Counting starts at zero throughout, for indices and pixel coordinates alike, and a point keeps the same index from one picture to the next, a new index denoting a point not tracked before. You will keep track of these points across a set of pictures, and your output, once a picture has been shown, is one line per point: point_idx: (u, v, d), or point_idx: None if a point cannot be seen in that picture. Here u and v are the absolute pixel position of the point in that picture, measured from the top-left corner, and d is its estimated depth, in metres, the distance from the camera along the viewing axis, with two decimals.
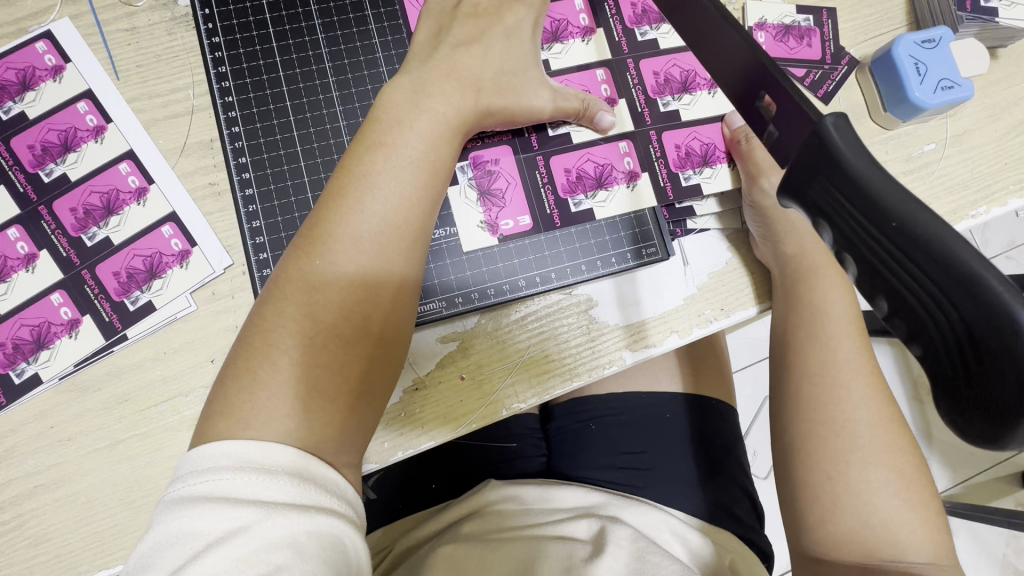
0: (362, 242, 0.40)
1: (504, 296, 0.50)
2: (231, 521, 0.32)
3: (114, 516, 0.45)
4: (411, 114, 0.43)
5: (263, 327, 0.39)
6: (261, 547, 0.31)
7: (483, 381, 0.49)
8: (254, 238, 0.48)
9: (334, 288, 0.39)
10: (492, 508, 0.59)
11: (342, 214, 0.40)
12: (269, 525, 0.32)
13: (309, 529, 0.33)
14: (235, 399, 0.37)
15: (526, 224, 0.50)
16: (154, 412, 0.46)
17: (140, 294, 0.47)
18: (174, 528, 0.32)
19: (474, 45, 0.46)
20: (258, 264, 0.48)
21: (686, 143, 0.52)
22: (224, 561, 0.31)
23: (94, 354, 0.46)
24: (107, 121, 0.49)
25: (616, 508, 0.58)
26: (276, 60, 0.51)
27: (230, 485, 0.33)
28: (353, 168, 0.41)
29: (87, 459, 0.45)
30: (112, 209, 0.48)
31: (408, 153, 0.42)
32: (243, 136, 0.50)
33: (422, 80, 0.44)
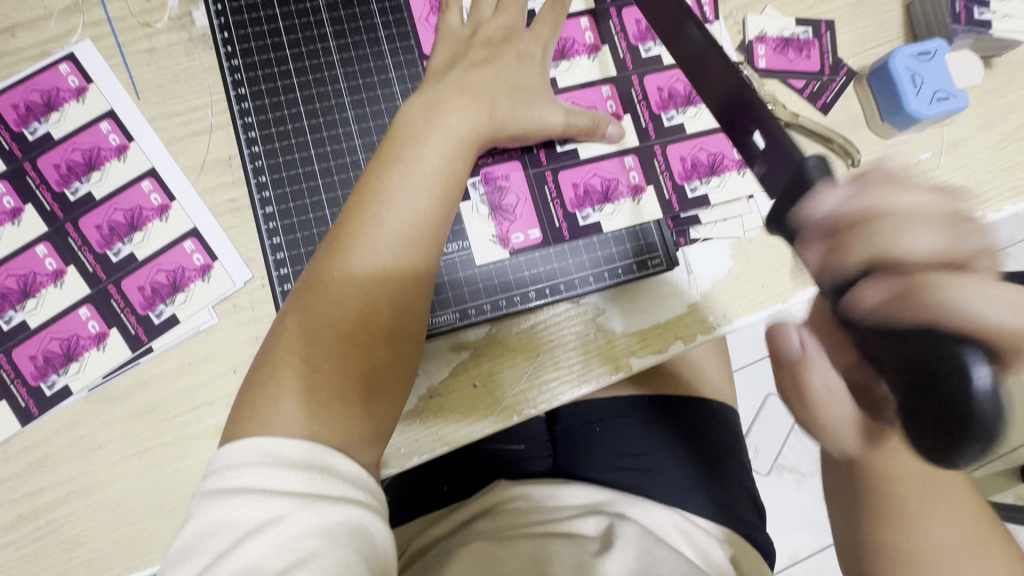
0: (380, 255, 0.42)
1: (515, 306, 0.51)
2: (268, 510, 0.34)
3: (144, 520, 0.47)
4: (426, 131, 0.44)
5: (289, 336, 0.41)
6: (298, 535, 0.34)
7: (496, 387, 0.51)
8: (273, 254, 0.50)
9: (356, 298, 0.41)
10: (506, 506, 0.61)
11: (363, 227, 0.42)
12: (304, 516, 0.34)
13: (341, 518, 0.35)
14: (264, 405, 0.39)
15: (536, 238, 0.52)
16: (179, 421, 0.48)
17: (164, 307, 0.49)
18: (216, 517, 0.34)
19: (484, 65, 0.48)
20: (277, 279, 0.50)
21: (693, 154, 0.54)
22: (265, 547, 0.33)
23: (121, 365, 0.48)
24: (129, 140, 0.51)
25: (623, 505, 0.60)
26: (293, 81, 0.52)
27: (265, 478, 0.35)
28: (372, 184, 0.43)
29: (117, 466, 0.47)
30: (136, 225, 0.50)
31: (424, 169, 0.44)
32: (263, 156, 0.51)
33: (435, 101, 0.46)
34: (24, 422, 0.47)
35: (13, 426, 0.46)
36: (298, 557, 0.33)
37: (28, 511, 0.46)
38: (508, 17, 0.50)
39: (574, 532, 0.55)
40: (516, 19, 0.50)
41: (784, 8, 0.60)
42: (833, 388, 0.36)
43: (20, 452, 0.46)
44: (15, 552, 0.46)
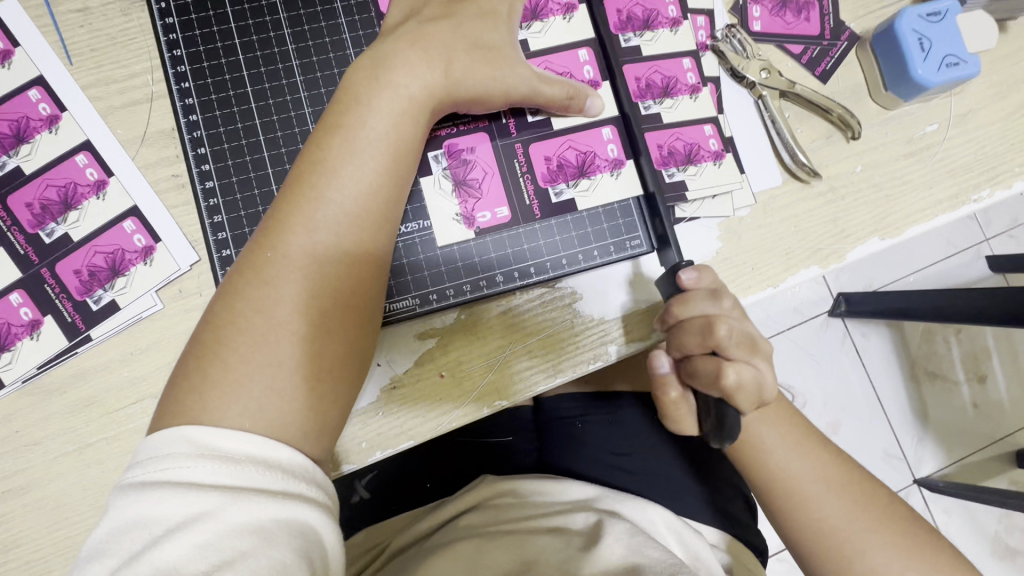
0: (320, 237, 0.38)
1: (481, 291, 0.48)
2: (194, 507, 0.32)
3: (86, 521, 0.44)
4: (374, 96, 0.40)
5: (218, 323, 0.37)
6: (224, 533, 0.32)
7: (463, 377, 0.47)
8: (215, 233, 0.46)
9: (290, 283, 0.37)
10: (492, 502, 0.59)
11: (301, 204, 0.38)
12: (231, 512, 0.32)
13: (272, 515, 0.33)
14: (188, 399, 0.36)
15: (505, 217, 0.48)
16: (122, 415, 0.44)
17: (103, 292, 0.45)
18: (138, 514, 0.32)
19: (445, 24, 0.43)
20: (220, 262, 0.46)
21: (669, 143, 0.50)
22: (189, 545, 0.31)
23: (57, 355, 0.44)
24: (61, 110, 0.46)
25: (611, 500, 0.57)
26: (234, 42, 0.48)
27: (192, 473, 0.33)
28: (312, 156, 0.39)
29: (55, 463, 0.44)
30: (71, 203, 0.45)
31: (371, 138, 0.39)
32: (201, 125, 0.47)
33: (388, 61, 0.41)
34: None
35: None
36: (225, 557, 0.31)
37: None
38: None
39: (560, 529, 0.53)
40: None
41: None
42: (685, 394, 0.46)
43: None
44: None
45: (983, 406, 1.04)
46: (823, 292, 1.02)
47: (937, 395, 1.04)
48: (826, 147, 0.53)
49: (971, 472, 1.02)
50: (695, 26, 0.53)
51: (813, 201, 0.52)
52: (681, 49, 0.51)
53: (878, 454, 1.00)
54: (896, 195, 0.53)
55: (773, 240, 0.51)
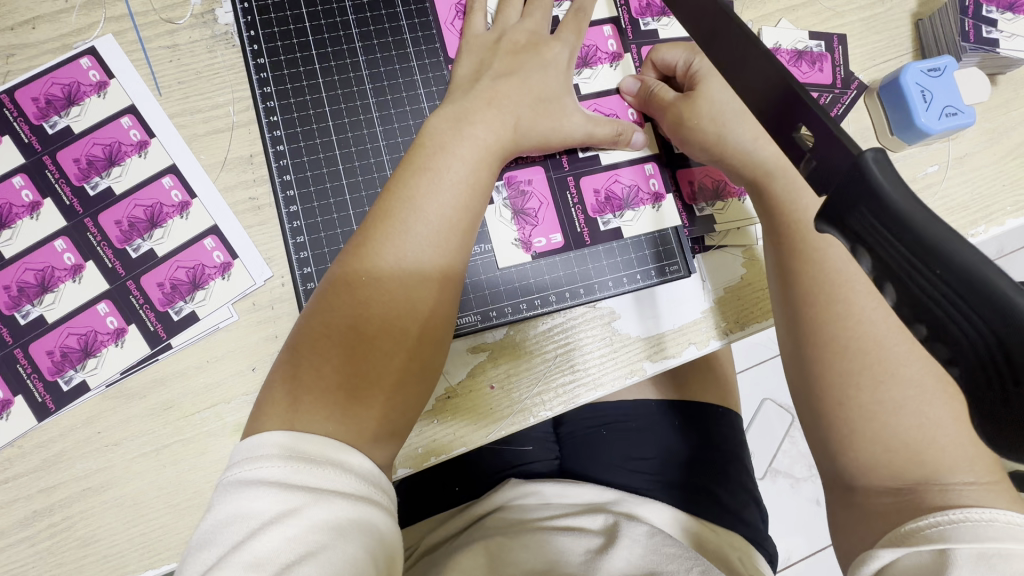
0: (403, 266, 0.42)
1: (535, 310, 0.52)
2: (282, 504, 0.34)
3: (161, 517, 0.47)
4: (455, 142, 0.45)
5: (312, 335, 0.41)
6: (308, 529, 0.34)
7: (512, 389, 0.51)
8: (297, 252, 0.50)
9: (378, 302, 0.42)
10: (514, 503, 0.62)
11: (389, 233, 0.43)
12: (315, 510, 0.34)
13: (352, 514, 0.35)
14: (286, 400, 0.39)
15: (558, 242, 0.53)
16: (198, 419, 0.48)
17: (184, 304, 0.49)
18: (228, 509, 0.34)
19: (510, 75, 0.48)
20: (301, 277, 0.50)
21: (699, 179, 0.55)
22: (276, 540, 0.33)
23: (139, 361, 0.48)
24: (150, 136, 0.50)
25: (629, 504, 0.60)
26: (319, 81, 0.53)
27: (281, 472, 0.36)
28: (400, 190, 0.44)
29: (133, 463, 0.47)
30: (156, 221, 0.49)
31: (452, 177, 0.44)
32: (287, 155, 0.52)
33: (469, 111, 0.46)
34: (41, 417, 0.46)
35: (30, 421, 0.46)
36: (306, 551, 0.33)
37: (44, 507, 0.46)
38: (537, 31, 0.51)
39: (578, 528, 0.56)
40: (545, 35, 0.51)
41: (798, 22, 0.61)
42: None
43: (35, 448, 0.46)
44: (29, 549, 0.45)
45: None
46: None
47: None
48: None
49: None
50: None
51: None
52: None
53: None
54: None
55: None
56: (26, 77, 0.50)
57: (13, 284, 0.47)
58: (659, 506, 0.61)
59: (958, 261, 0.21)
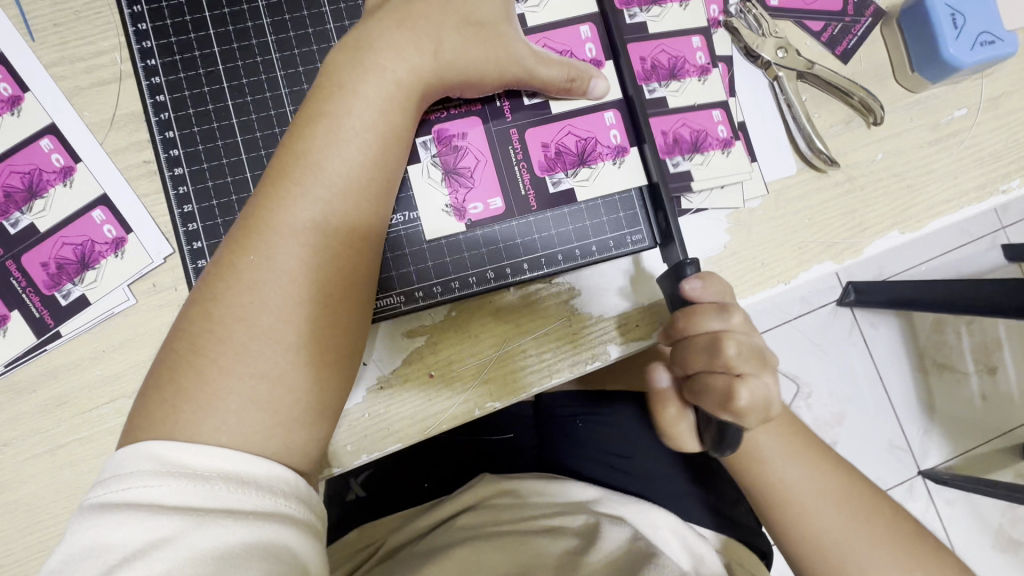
0: (302, 240, 0.35)
1: (470, 289, 0.45)
2: (154, 531, 0.29)
3: (61, 523, 0.42)
4: (357, 80, 0.38)
5: (195, 332, 0.34)
6: (187, 561, 0.29)
7: (455, 377, 0.45)
8: (184, 224, 0.43)
9: (273, 285, 0.35)
10: (489, 500, 0.57)
11: (283, 198, 0.36)
12: (196, 538, 0.29)
13: (244, 538, 0.30)
14: (161, 410, 0.33)
15: (498, 208, 0.45)
16: (96, 415, 0.42)
17: (72, 286, 0.42)
18: (95, 537, 0.29)
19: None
20: (190, 255, 0.43)
21: (675, 129, 0.47)
22: (148, 574, 0.28)
23: (25, 353, 0.42)
24: (23, 91, 0.43)
25: (612, 503, 0.55)
26: (205, 16, 0.45)
27: (155, 493, 0.30)
28: (294, 144, 0.37)
29: (27, 465, 0.42)
30: (35, 191, 0.43)
31: (355, 123, 0.37)
32: (169, 107, 0.44)
33: (374, 40, 0.39)
34: None
35: None
36: None
37: None
38: None
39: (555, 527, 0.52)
40: None
41: None
42: (684, 412, 0.42)
43: None
44: None
45: (991, 399, 1.05)
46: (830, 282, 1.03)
47: (946, 388, 1.05)
48: (845, 134, 0.49)
49: (976, 465, 1.03)
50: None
51: (831, 191, 0.48)
52: (691, 26, 0.48)
53: (884, 444, 1.01)
54: (919, 185, 0.49)
55: (783, 232, 0.48)
56: None
57: None
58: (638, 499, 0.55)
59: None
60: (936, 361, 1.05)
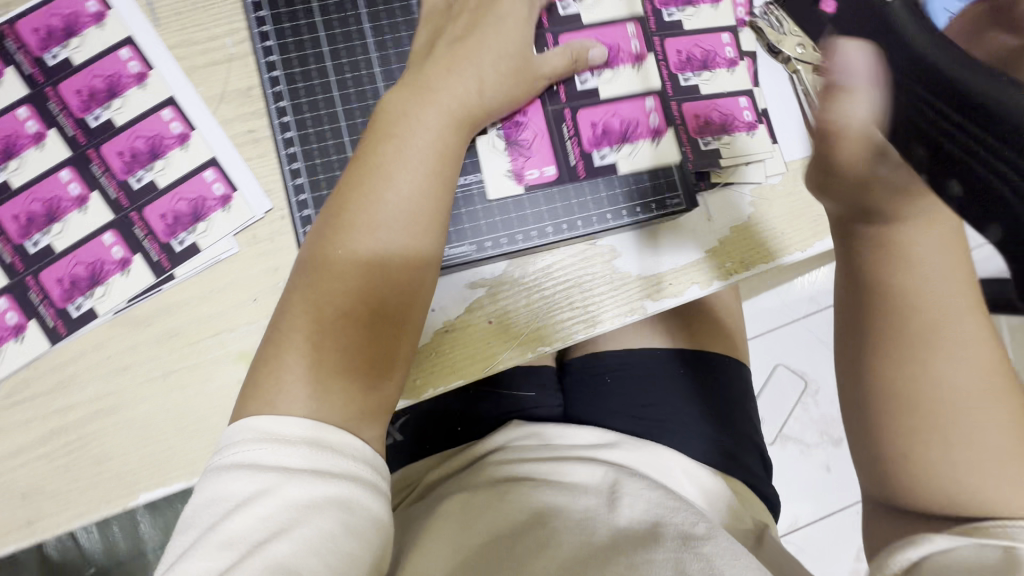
0: (368, 250, 0.42)
1: (531, 241, 0.51)
2: (256, 484, 0.36)
3: (169, 438, 0.48)
4: (419, 110, 0.45)
5: (290, 317, 0.42)
6: (283, 507, 0.35)
7: (513, 324, 0.51)
8: (293, 178, 0.50)
9: (353, 278, 0.42)
10: (516, 445, 0.64)
11: (359, 208, 0.43)
12: (290, 488, 0.35)
13: (327, 492, 0.36)
14: (264, 381, 0.40)
15: (551, 175, 0.52)
16: (202, 346, 0.49)
17: (186, 235, 0.49)
18: (213, 492, 0.36)
19: (470, 33, 0.49)
20: (297, 205, 0.50)
21: (706, 113, 0.53)
22: (253, 518, 0.35)
23: (144, 290, 0.49)
24: (149, 69, 0.50)
25: (624, 446, 0.63)
26: (313, 6, 0.52)
27: (256, 453, 0.37)
28: (367, 162, 0.44)
29: (142, 387, 0.48)
30: (157, 152, 0.50)
31: (418, 145, 0.44)
32: (282, 81, 0.51)
33: (428, 78, 0.46)
34: (54, 341, 0.48)
35: (42, 344, 0.47)
36: (282, 527, 0.35)
37: (59, 426, 0.48)
38: None
39: (577, 484, 0.56)
40: None
41: None
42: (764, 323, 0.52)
43: (49, 370, 0.48)
44: (46, 465, 0.47)
45: None
46: None
47: None
48: None
49: None
50: (735, 4, 0.56)
51: None
52: (721, 25, 0.55)
53: None
54: None
55: (801, 206, 0.54)
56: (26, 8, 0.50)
57: (22, 214, 0.48)
58: (659, 451, 0.63)
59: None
60: None
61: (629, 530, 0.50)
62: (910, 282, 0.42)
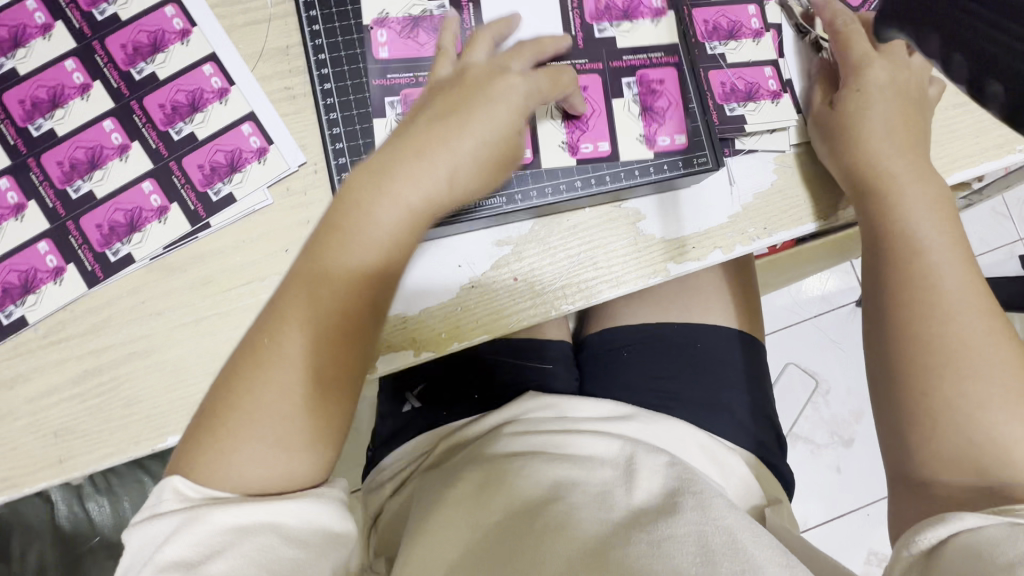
0: (317, 324, 0.41)
1: (562, 196, 0.51)
2: (172, 523, 0.36)
3: (199, 382, 0.49)
4: (373, 202, 0.42)
5: (227, 398, 0.40)
6: (215, 533, 0.36)
7: (537, 282, 0.52)
8: (330, 129, 0.51)
9: (300, 359, 0.40)
10: (529, 415, 0.64)
11: (303, 302, 0.41)
12: (218, 516, 0.36)
13: (263, 515, 0.37)
14: (195, 445, 0.40)
15: (605, 150, 0.52)
16: (234, 294, 0.50)
17: (222, 185, 0.51)
18: (140, 541, 0.36)
19: (451, 113, 0.45)
20: (332, 153, 0.51)
21: (732, 80, 0.55)
22: (183, 546, 0.35)
23: (180, 238, 0.50)
24: (192, 26, 0.52)
25: (641, 418, 0.63)
26: None
27: (176, 507, 0.37)
28: (319, 258, 0.42)
29: (174, 332, 0.49)
30: (197, 106, 0.51)
31: (374, 235, 0.42)
32: (322, 35, 0.51)
33: (390, 164, 0.43)
34: (91, 284, 0.49)
35: (81, 287, 0.49)
36: (214, 549, 0.35)
37: (92, 367, 0.49)
38: None
39: (593, 457, 0.57)
40: None
41: None
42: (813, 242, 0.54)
43: (86, 311, 0.49)
44: (79, 405, 0.48)
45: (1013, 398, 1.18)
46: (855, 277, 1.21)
47: None
48: None
49: None
50: None
51: None
52: None
53: None
54: (943, 141, 0.56)
55: (825, 174, 0.55)
56: None
57: (65, 160, 0.50)
58: (673, 424, 0.63)
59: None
60: None
61: (648, 508, 0.50)
62: (926, 260, 0.47)
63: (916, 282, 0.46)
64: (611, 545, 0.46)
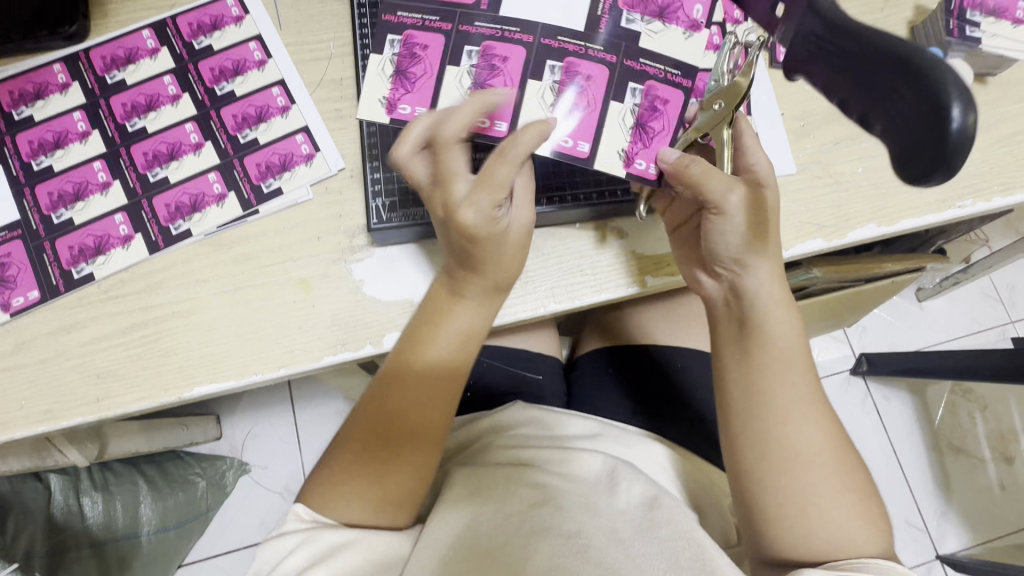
0: (409, 403, 0.54)
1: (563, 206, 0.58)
2: (291, 543, 0.50)
3: (228, 342, 0.56)
4: (446, 315, 0.54)
5: (349, 460, 0.54)
6: (322, 550, 0.49)
7: (532, 281, 0.60)
8: (370, 136, 0.61)
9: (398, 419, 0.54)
10: (517, 425, 0.68)
11: (399, 389, 0.54)
12: (324, 538, 0.50)
13: (356, 536, 0.51)
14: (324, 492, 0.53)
15: (583, 151, 0.54)
16: (269, 270, 0.58)
17: (274, 180, 0.61)
18: (264, 555, 0.49)
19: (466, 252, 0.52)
20: (369, 156, 0.60)
21: None
22: (299, 559, 0.48)
23: (232, 220, 0.59)
24: (268, 57, 0.65)
25: (618, 434, 0.66)
26: None
27: (290, 537, 0.50)
28: (409, 352, 0.54)
29: (214, 298, 0.58)
30: (262, 118, 0.63)
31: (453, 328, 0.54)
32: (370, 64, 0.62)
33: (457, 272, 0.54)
34: (152, 251, 0.58)
35: (143, 252, 0.58)
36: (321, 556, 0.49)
37: (140, 321, 0.57)
38: None
39: (578, 470, 0.59)
40: None
41: None
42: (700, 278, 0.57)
43: (145, 273, 0.58)
44: (124, 352, 0.56)
45: (1010, 487, 1.27)
46: (849, 349, 1.37)
47: (963, 469, 1.28)
48: (833, 151, 0.66)
49: (995, 553, 1.21)
50: None
51: (822, 189, 0.65)
52: None
53: (903, 520, 1.24)
54: (892, 194, 0.65)
55: (786, 213, 0.64)
56: (185, 7, 0.65)
57: (150, 151, 0.61)
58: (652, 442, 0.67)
59: (946, 99, 0.29)
60: (949, 441, 1.30)
61: (626, 521, 0.53)
62: (777, 371, 0.53)
63: (755, 397, 0.53)
64: (593, 547, 0.51)
